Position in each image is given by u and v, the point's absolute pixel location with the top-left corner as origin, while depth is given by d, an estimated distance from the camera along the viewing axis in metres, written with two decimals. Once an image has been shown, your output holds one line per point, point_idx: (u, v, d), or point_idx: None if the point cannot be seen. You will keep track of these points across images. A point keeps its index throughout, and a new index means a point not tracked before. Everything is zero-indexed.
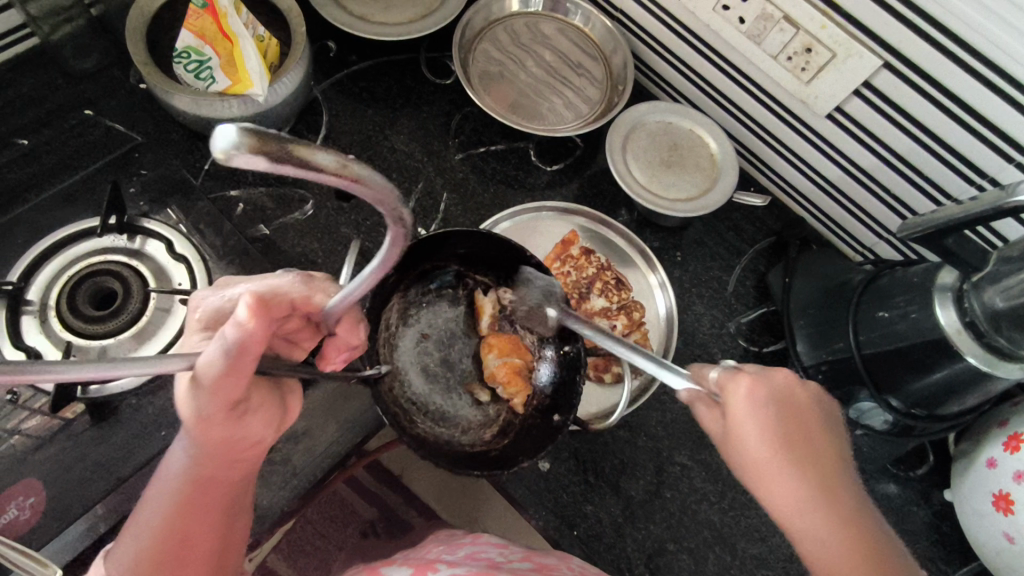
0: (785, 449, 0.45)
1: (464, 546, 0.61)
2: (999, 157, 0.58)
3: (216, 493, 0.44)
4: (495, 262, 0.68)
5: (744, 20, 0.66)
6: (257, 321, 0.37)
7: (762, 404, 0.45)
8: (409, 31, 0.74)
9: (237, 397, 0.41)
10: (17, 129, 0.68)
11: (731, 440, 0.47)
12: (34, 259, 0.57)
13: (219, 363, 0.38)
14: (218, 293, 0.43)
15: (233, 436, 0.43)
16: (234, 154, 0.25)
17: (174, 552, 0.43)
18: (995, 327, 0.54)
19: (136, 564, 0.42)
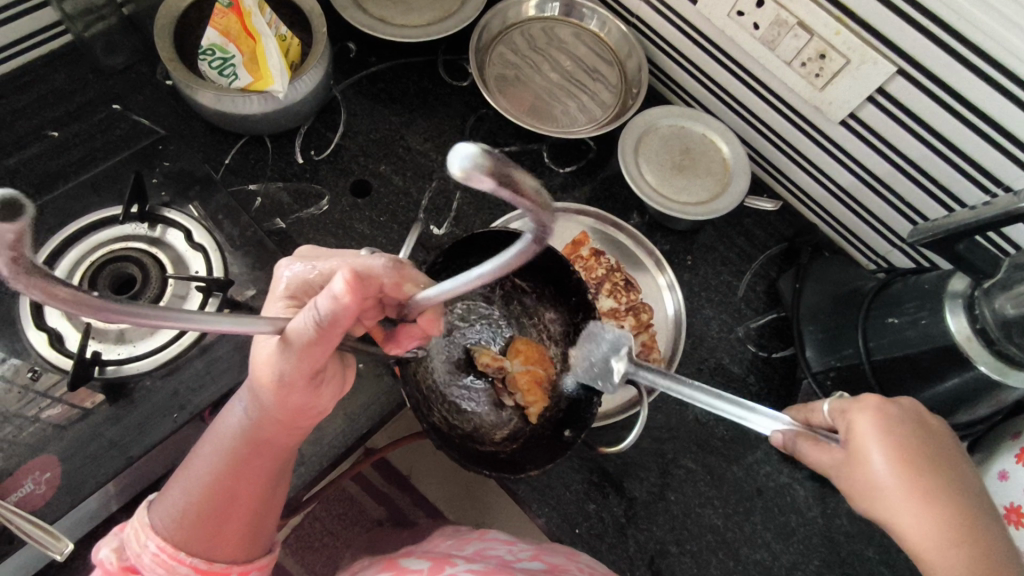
0: (920, 473, 0.44)
1: (472, 542, 0.62)
2: (1015, 164, 0.57)
3: (266, 456, 0.47)
4: (537, 266, 0.69)
5: (759, 26, 0.66)
6: (353, 297, 0.38)
7: (900, 429, 0.46)
8: (427, 34, 0.76)
9: (315, 367, 0.43)
10: (48, 122, 0.70)
11: (849, 472, 0.47)
12: (59, 243, 0.60)
13: (312, 329, 0.39)
14: (309, 264, 0.45)
15: (301, 407, 0.45)
16: (475, 175, 0.25)
17: (218, 506, 0.46)
18: (1007, 335, 0.53)
19: (181, 514, 0.45)
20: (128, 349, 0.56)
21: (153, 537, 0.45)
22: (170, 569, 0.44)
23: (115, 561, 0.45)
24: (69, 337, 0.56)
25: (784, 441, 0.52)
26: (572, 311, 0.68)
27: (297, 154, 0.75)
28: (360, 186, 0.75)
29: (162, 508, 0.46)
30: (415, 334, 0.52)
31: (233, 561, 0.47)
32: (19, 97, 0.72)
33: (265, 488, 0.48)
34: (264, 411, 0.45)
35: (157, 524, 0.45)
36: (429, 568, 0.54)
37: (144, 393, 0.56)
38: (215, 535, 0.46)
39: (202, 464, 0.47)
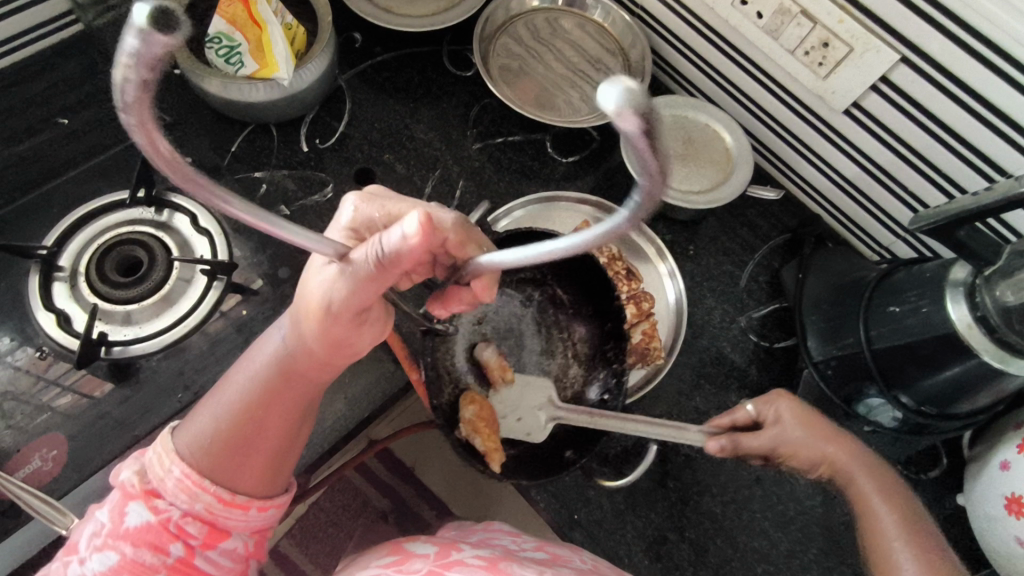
0: (824, 432, 0.56)
1: (478, 531, 0.62)
2: (1018, 152, 0.57)
3: (297, 390, 0.48)
4: (577, 273, 0.69)
5: (762, 15, 0.66)
6: (422, 239, 0.38)
7: (802, 408, 0.56)
8: (431, 23, 0.76)
9: (361, 306, 0.43)
10: (58, 109, 0.72)
11: (784, 441, 0.56)
12: (69, 227, 0.61)
13: (372, 262, 0.40)
14: (375, 204, 0.44)
15: (341, 341, 0.46)
16: (626, 112, 0.22)
17: (245, 434, 0.47)
18: (1007, 322, 0.52)
19: (209, 441, 0.46)
20: (134, 331, 0.57)
21: (178, 462, 0.45)
22: (192, 495, 0.44)
23: (137, 485, 0.44)
24: (76, 318, 0.57)
25: (725, 446, 0.55)
26: (604, 333, 0.69)
27: (303, 142, 0.76)
28: (365, 174, 0.75)
29: (188, 435, 0.46)
30: (461, 301, 0.50)
31: (253, 495, 0.47)
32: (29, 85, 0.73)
33: (292, 423, 0.49)
34: (303, 344, 0.47)
35: (184, 450, 0.46)
36: (436, 553, 0.54)
37: (150, 373, 0.57)
38: (238, 464, 0.46)
39: (234, 391, 0.48)
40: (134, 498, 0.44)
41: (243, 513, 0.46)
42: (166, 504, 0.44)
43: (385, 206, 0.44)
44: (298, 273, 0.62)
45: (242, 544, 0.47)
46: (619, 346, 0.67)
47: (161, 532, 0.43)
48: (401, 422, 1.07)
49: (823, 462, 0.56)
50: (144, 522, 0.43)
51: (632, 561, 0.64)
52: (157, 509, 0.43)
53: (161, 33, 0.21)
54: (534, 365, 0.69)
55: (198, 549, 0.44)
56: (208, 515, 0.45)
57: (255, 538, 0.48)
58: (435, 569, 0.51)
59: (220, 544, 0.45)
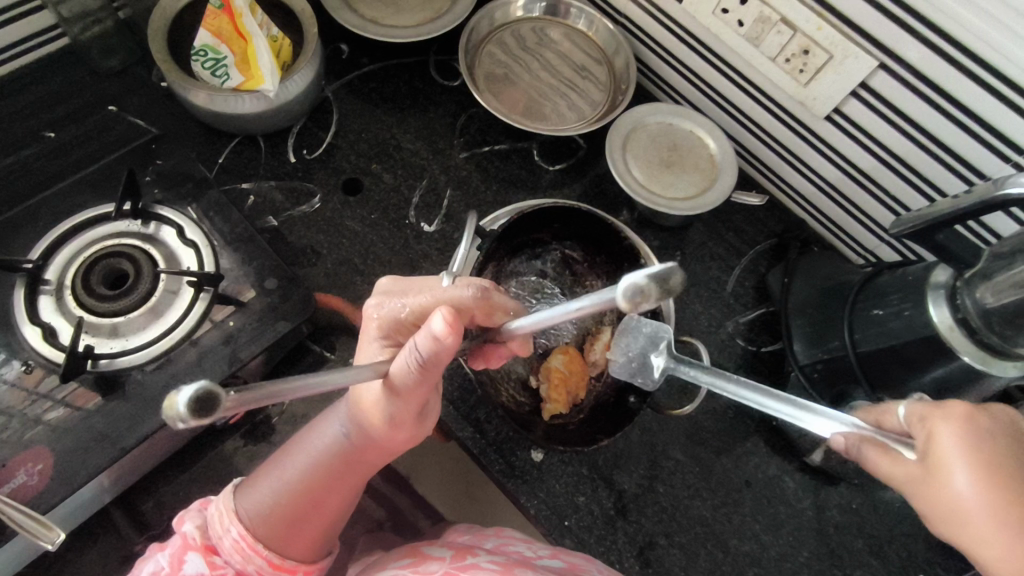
0: (1019, 507, 0.37)
1: (490, 537, 0.62)
2: (997, 157, 0.58)
3: (358, 470, 0.49)
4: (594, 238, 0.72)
5: (743, 23, 0.67)
6: (454, 335, 0.39)
7: (985, 442, 0.40)
8: (416, 33, 0.77)
9: (414, 402, 0.44)
10: (46, 122, 0.71)
11: (930, 475, 0.41)
12: (52, 241, 0.60)
13: (415, 367, 0.41)
14: (401, 301, 0.47)
15: (396, 431, 0.46)
16: (635, 302, 0.31)
17: (303, 512, 0.48)
18: (988, 324, 0.53)
19: (269, 510, 0.47)
20: (120, 344, 0.57)
21: (237, 523, 0.47)
22: (246, 557, 0.46)
23: (197, 537, 0.47)
24: (62, 331, 0.57)
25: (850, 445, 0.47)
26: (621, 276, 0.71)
27: (290, 153, 0.76)
28: (353, 184, 0.76)
29: (249, 499, 0.48)
30: (500, 352, 0.53)
31: (301, 561, 0.48)
32: (16, 100, 0.73)
33: (350, 500, 0.51)
34: (366, 430, 0.47)
35: (242, 512, 0.47)
36: (452, 557, 0.54)
37: (136, 386, 0.56)
38: (293, 536, 0.47)
39: (294, 467, 0.49)
40: (194, 549, 0.46)
41: None
42: (221, 560, 0.46)
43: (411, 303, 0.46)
44: (284, 283, 0.62)
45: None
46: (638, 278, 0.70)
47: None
48: None
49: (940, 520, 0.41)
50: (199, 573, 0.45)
51: (623, 567, 0.64)
52: (213, 564, 0.46)
53: (200, 413, 0.28)
54: (567, 327, 0.73)
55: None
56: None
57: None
58: (450, 570, 0.51)
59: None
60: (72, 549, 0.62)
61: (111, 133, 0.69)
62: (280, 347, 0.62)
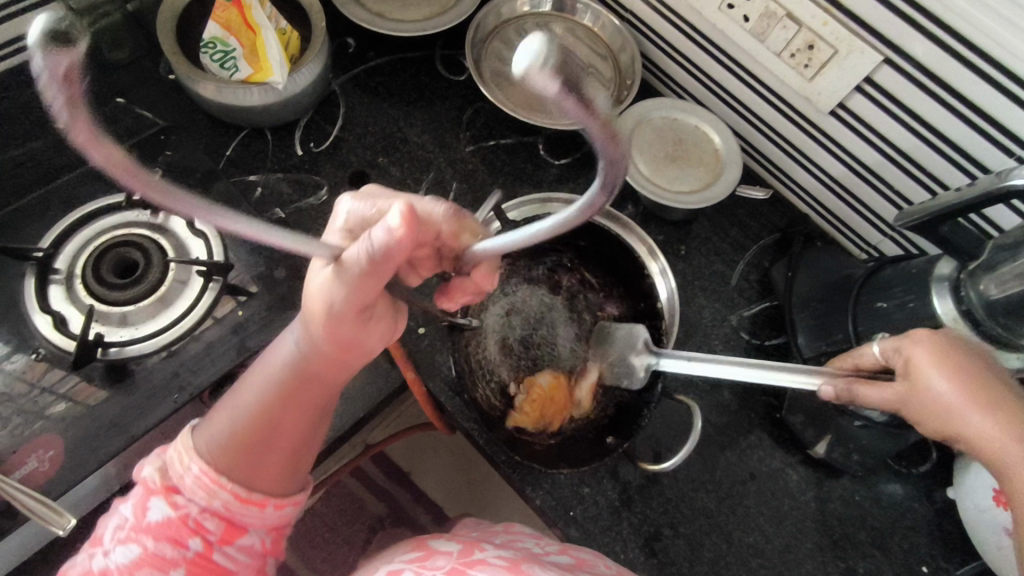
0: (988, 401, 0.47)
1: (499, 534, 0.62)
2: (1000, 151, 0.58)
3: (314, 389, 0.50)
4: (612, 265, 0.73)
5: (748, 18, 0.67)
6: (407, 232, 0.40)
7: (951, 358, 0.49)
8: (423, 28, 0.77)
9: (362, 300, 0.45)
10: (54, 113, 0.72)
11: (918, 398, 0.50)
12: (62, 230, 0.61)
13: (364, 259, 0.42)
14: (368, 203, 0.47)
15: (350, 341, 0.48)
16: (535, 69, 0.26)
17: (259, 435, 0.48)
18: (991, 315, 0.53)
19: (226, 440, 0.48)
20: (130, 332, 0.57)
21: (196, 460, 0.46)
22: (210, 493, 0.46)
23: (158, 481, 0.46)
24: (72, 320, 0.57)
25: (838, 391, 0.55)
26: (637, 313, 0.73)
27: (297, 146, 0.76)
28: (360, 177, 0.76)
29: (205, 434, 0.48)
30: (467, 289, 0.54)
31: (269, 494, 0.49)
32: (24, 91, 0.73)
33: (307, 423, 0.51)
34: (317, 345, 0.48)
35: (201, 448, 0.47)
36: (460, 551, 0.54)
37: (146, 374, 0.57)
38: (255, 465, 0.48)
39: (250, 393, 0.50)
40: (155, 493, 0.45)
41: (259, 511, 0.48)
42: (185, 499, 0.46)
43: (377, 201, 0.47)
44: (293, 274, 0.63)
45: (259, 541, 0.49)
46: (653, 324, 0.70)
47: (181, 526, 0.45)
48: (395, 425, 1.07)
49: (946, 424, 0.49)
50: (165, 518, 0.45)
51: (628, 557, 0.65)
52: (176, 504, 0.45)
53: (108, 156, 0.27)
54: (569, 352, 0.73)
55: (216, 544, 0.46)
56: (226, 513, 0.47)
57: (272, 536, 0.50)
58: (457, 566, 0.51)
59: (236, 540, 0.47)
60: (81, 537, 0.63)
61: (120, 125, 0.69)
62: None
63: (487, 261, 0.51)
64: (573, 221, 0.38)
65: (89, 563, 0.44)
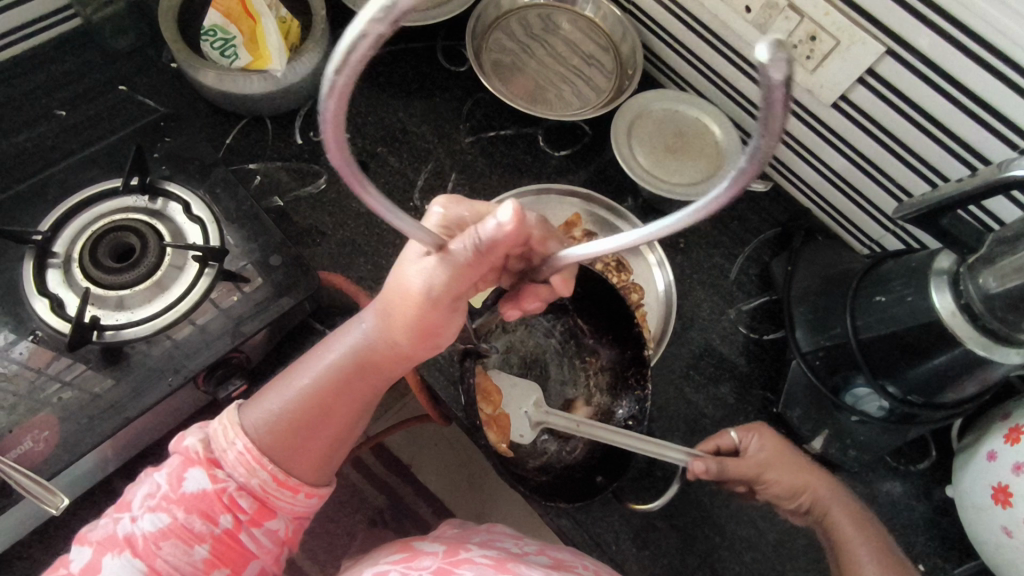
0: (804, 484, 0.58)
1: (480, 532, 0.62)
2: (1004, 144, 0.57)
3: (369, 381, 0.51)
4: (606, 310, 0.67)
5: (750, 9, 0.66)
6: (515, 226, 0.44)
7: (777, 449, 0.59)
8: (423, 18, 0.77)
9: (457, 290, 0.47)
10: (57, 101, 0.72)
11: (767, 465, 0.58)
12: (61, 215, 0.61)
13: (471, 250, 0.45)
14: (462, 205, 0.49)
15: (430, 327, 0.49)
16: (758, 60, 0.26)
17: (311, 422, 0.49)
18: (990, 309, 0.53)
19: (275, 421, 0.48)
20: (126, 316, 0.58)
21: (242, 436, 0.47)
22: (250, 470, 0.46)
23: (200, 452, 0.46)
24: (69, 303, 0.58)
25: (710, 469, 0.57)
26: (625, 360, 0.67)
27: (297, 134, 0.76)
28: (358, 167, 0.77)
29: (253, 412, 0.48)
30: (539, 295, 0.57)
31: (304, 481, 0.49)
32: (28, 77, 0.74)
33: (355, 414, 0.51)
34: (384, 332, 0.49)
35: (248, 426, 0.48)
36: (444, 552, 0.54)
37: (141, 357, 0.57)
38: (298, 449, 0.48)
39: (305, 378, 0.50)
40: (196, 464, 0.46)
41: (292, 496, 0.48)
42: (224, 474, 0.46)
43: (473, 207, 0.49)
44: (289, 262, 0.63)
45: (283, 528, 0.49)
46: (640, 372, 0.64)
47: (214, 501, 0.45)
48: (395, 417, 1.07)
49: (803, 487, 0.58)
50: (201, 489, 0.45)
51: (620, 549, 0.64)
52: (215, 478, 0.45)
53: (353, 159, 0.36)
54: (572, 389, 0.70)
55: (246, 524, 0.46)
56: (261, 493, 0.47)
57: (293, 524, 0.50)
58: (444, 566, 0.51)
59: (265, 523, 0.47)
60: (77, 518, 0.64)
61: (120, 114, 0.70)
62: (282, 324, 0.63)
63: (566, 268, 0.53)
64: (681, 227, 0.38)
65: (114, 527, 0.45)
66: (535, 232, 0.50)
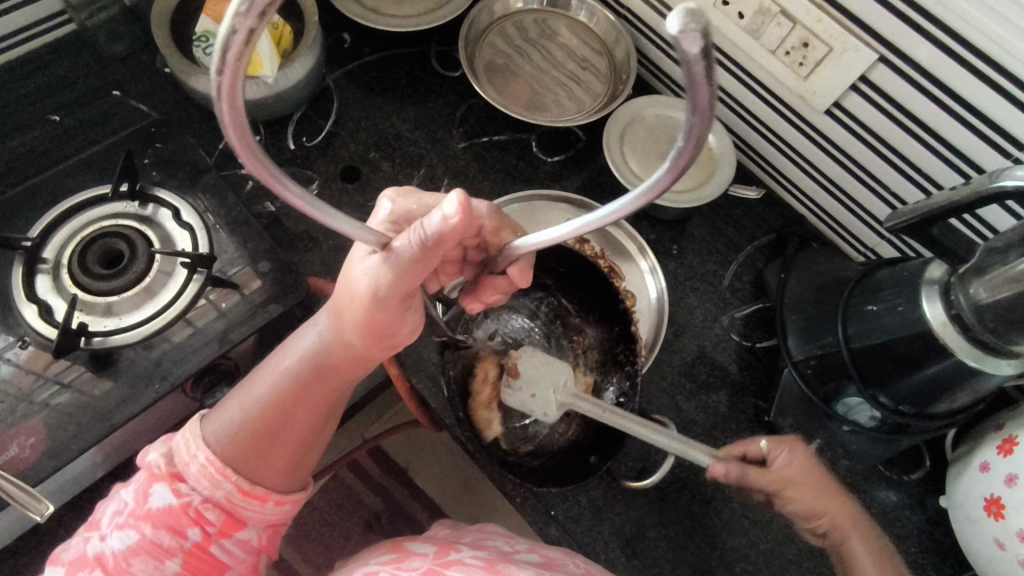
0: (824, 501, 0.56)
1: (471, 531, 0.62)
2: (997, 153, 0.57)
3: (328, 385, 0.50)
4: (590, 291, 0.68)
5: (743, 15, 0.66)
6: (461, 219, 0.41)
7: (807, 467, 0.56)
8: (416, 24, 0.77)
9: (407, 288, 0.46)
10: (51, 107, 0.73)
11: (791, 482, 0.55)
12: (51, 221, 0.61)
13: (415, 247, 0.43)
14: (411, 198, 0.48)
15: (386, 327, 0.48)
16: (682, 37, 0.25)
17: (270, 429, 0.48)
18: (981, 320, 0.52)
19: (234, 431, 0.48)
20: (114, 322, 0.58)
21: (203, 449, 0.47)
22: (214, 483, 0.46)
23: (163, 467, 0.46)
24: (57, 309, 0.58)
25: (732, 472, 0.55)
26: (613, 338, 0.68)
27: (290, 140, 0.77)
28: (351, 172, 0.76)
29: (212, 423, 0.48)
30: (499, 289, 0.56)
31: (272, 489, 0.49)
32: (22, 83, 0.74)
33: (318, 417, 0.51)
34: (340, 335, 0.49)
35: (209, 437, 0.47)
36: (436, 551, 0.54)
37: (129, 364, 0.58)
38: (260, 457, 0.48)
39: (262, 384, 0.50)
40: (159, 479, 0.46)
41: (261, 505, 0.48)
42: (188, 488, 0.46)
43: (420, 199, 0.48)
44: (278, 268, 0.63)
45: (256, 536, 0.49)
46: (628, 348, 0.65)
47: (181, 515, 0.45)
48: (391, 421, 1.07)
49: (825, 510, 0.56)
50: (166, 505, 0.45)
51: (608, 558, 0.64)
52: (179, 492, 0.45)
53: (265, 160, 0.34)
54: None
55: (215, 536, 0.46)
56: (228, 504, 0.47)
57: (268, 532, 0.50)
58: (433, 567, 0.50)
59: (235, 534, 0.47)
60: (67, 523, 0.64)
61: (113, 119, 0.70)
62: (271, 330, 0.63)
63: (524, 258, 0.52)
64: (627, 208, 0.38)
65: (84, 546, 0.45)
66: (487, 223, 0.49)
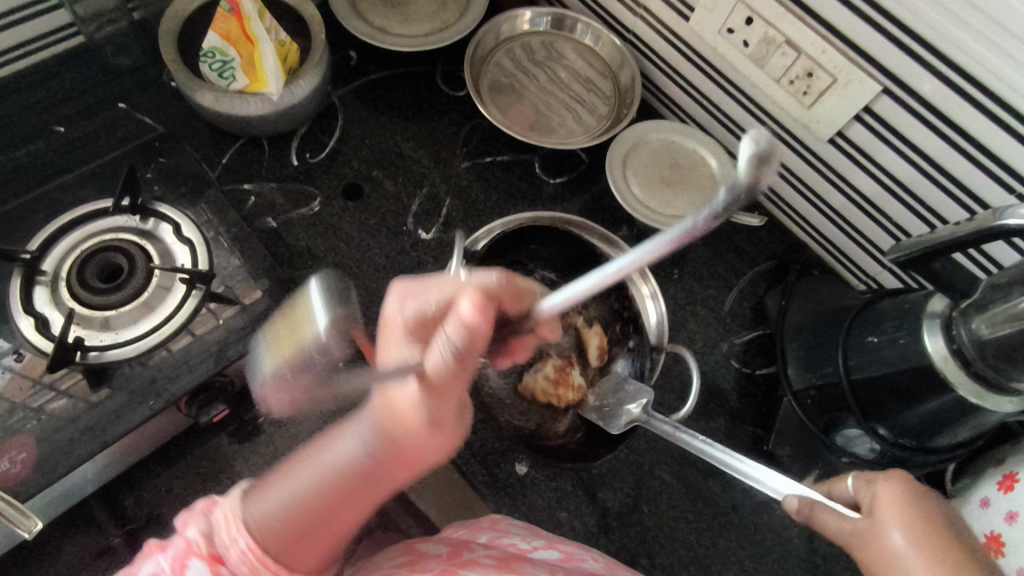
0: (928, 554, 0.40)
1: (483, 529, 0.58)
2: (1001, 188, 0.57)
3: (375, 492, 0.38)
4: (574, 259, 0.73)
5: (748, 43, 0.66)
6: (484, 320, 0.34)
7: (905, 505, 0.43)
8: (422, 44, 0.78)
9: (459, 394, 0.37)
10: (56, 117, 0.73)
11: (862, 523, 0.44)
12: (51, 233, 0.61)
13: (452, 360, 0.35)
14: (428, 298, 0.38)
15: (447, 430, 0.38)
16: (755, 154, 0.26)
17: (307, 535, 0.37)
18: (982, 356, 0.52)
19: (276, 525, 0.36)
20: (111, 337, 0.58)
21: (246, 533, 0.35)
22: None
23: (202, 544, 0.36)
24: (53, 321, 0.57)
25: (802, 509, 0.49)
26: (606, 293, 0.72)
27: (293, 156, 0.77)
28: (353, 190, 0.77)
29: (256, 504, 0.37)
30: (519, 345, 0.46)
31: None
32: (28, 92, 0.75)
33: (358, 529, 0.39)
34: (390, 433, 0.37)
35: (250, 520, 0.36)
36: (448, 553, 0.51)
37: (124, 379, 0.57)
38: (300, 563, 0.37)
39: (301, 481, 0.38)
40: (199, 557, 0.35)
41: None
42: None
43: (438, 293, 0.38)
44: (277, 285, 0.63)
45: None
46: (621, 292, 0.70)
47: None
48: None
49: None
50: None
51: None
52: None
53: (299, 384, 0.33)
54: None
55: None
56: None
57: None
58: (448, 569, 0.48)
59: None
60: (56, 538, 0.64)
61: (118, 131, 0.70)
62: None
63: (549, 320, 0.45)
64: (586, 294, 0.36)
65: None
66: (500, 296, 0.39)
